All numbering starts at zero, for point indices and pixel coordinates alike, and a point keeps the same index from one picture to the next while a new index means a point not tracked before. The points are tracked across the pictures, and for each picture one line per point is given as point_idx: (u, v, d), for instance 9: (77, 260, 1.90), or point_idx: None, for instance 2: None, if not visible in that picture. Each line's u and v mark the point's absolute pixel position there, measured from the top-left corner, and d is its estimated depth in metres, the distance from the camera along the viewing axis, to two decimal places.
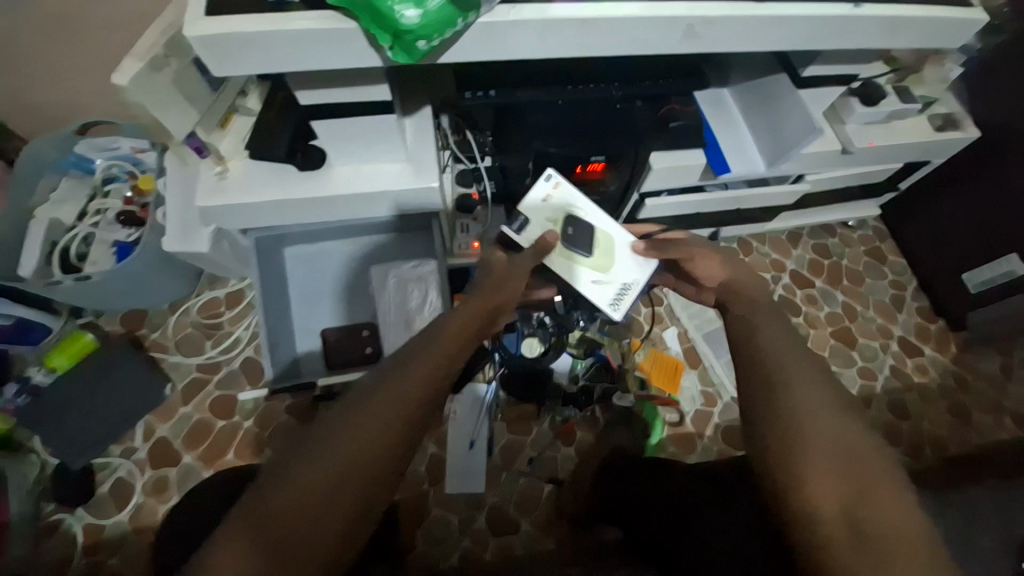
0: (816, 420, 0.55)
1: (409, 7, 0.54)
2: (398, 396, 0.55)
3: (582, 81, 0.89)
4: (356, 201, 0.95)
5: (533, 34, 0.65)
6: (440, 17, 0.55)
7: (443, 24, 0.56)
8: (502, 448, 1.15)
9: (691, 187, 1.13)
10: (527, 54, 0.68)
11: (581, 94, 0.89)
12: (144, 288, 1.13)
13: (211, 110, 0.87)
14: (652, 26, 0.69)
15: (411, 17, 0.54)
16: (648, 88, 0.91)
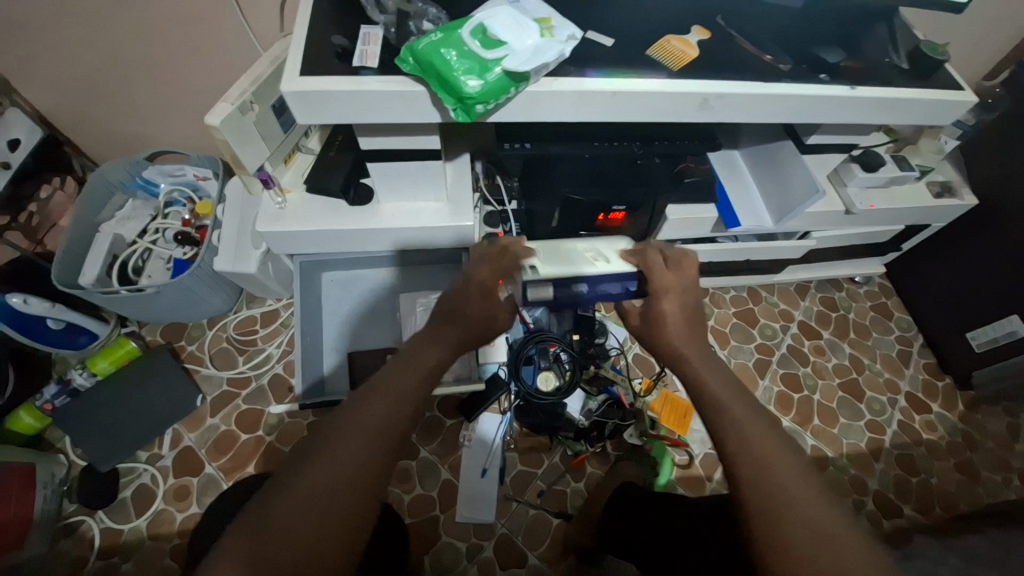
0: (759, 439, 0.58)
1: (471, 79, 0.65)
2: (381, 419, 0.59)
3: (606, 139, 1.00)
4: (399, 234, 1.05)
5: (570, 102, 0.76)
6: (496, 87, 0.66)
7: (499, 92, 0.67)
8: (513, 478, 1.18)
9: (703, 237, 1.22)
10: (563, 117, 0.79)
11: (605, 151, 0.99)
12: (190, 302, 1.20)
13: (278, 147, 1.00)
14: (671, 98, 0.80)
15: (474, 86, 0.65)
16: (666, 148, 1.02)
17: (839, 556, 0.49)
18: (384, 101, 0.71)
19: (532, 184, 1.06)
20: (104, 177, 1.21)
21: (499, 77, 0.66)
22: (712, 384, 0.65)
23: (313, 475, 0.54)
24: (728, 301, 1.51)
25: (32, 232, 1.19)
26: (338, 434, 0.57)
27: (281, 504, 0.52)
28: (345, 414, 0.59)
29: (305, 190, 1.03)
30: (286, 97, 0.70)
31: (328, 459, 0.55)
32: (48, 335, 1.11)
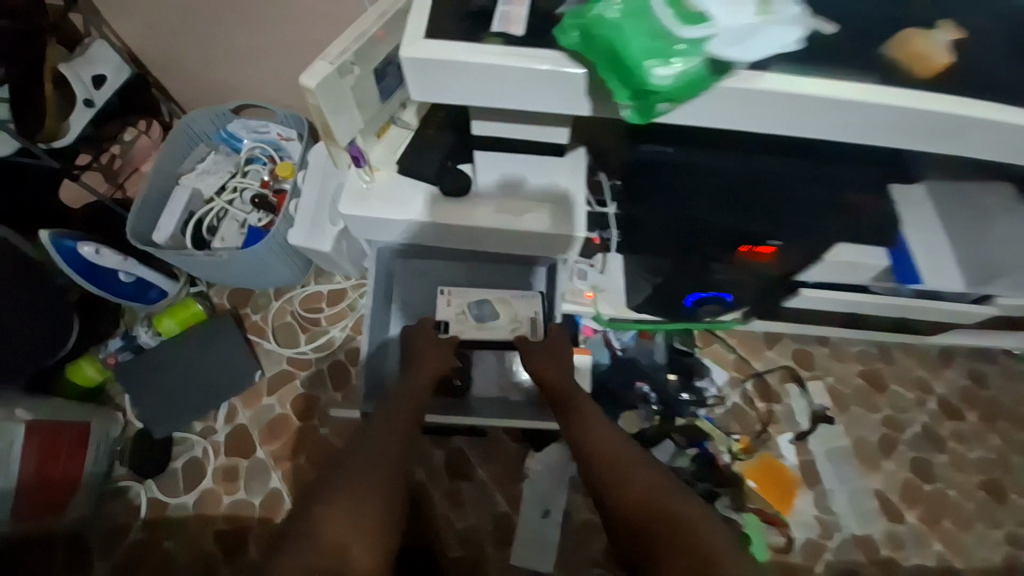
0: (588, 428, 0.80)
1: (659, 65, 0.46)
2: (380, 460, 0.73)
3: (771, 149, 0.78)
4: (492, 237, 0.90)
5: (772, 106, 0.54)
6: (691, 81, 0.47)
7: (690, 88, 0.48)
8: (576, 530, 1.03)
9: (851, 284, 0.98)
10: (754, 127, 0.57)
11: (770, 169, 0.77)
12: (260, 272, 1.13)
13: (374, 118, 0.86)
14: (895, 123, 0.57)
15: (665, 77, 0.47)
16: (846, 175, 0.79)
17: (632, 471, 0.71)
18: (519, 83, 0.55)
19: (656, 196, 0.82)
20: (188, 126, 1.13)
21: (696, 68, 0.47)
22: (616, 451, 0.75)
23: (335, 511, 0.63)
24: (852, 356, 1.25)
25: (113, 174, 1.16)
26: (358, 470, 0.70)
27: (308, 543, 0.60)
28: (355, 457, 0.73)
29: (397, 170, 0.89)
30: (404, 65, 0.55)
31: (344, 498, 0.65)
32: (119, 287, 1.09)
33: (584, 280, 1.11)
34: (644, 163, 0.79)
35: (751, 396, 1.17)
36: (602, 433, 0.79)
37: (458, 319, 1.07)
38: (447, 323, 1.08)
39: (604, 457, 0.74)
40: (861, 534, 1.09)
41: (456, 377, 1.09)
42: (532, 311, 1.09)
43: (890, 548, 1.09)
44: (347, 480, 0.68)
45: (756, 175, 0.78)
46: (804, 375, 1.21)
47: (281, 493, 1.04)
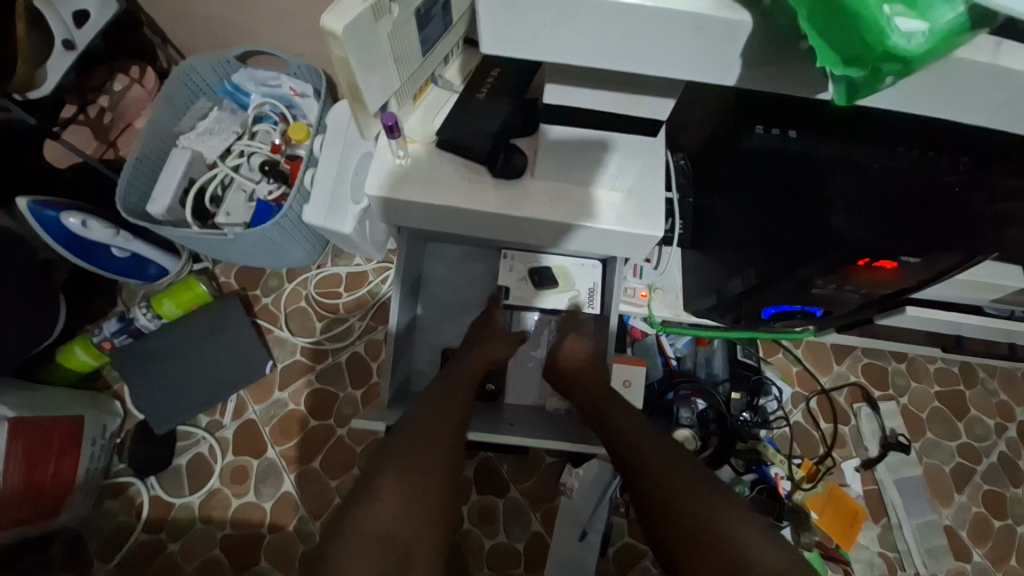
0: (635, 435, 0.66)
1: (909, 17, 0.29)
2: (427, 445, 0.62)
3: (907, 143, 0.69)
4: (548, 230, 0.74)
5: (1000, 93, 0.37)
6: (947, 39, 0.29)
7: (939, 47, 0.30)
8: (617, 551, 0.94)
9: (964, 304, 0.82)
10: (961, 120, 0.40)
11: (910, 168, 0.67)
12: (271, 251, 0.99)
13: (412, 78, 0.68)
14: None
15: (913, 34, 0.29)
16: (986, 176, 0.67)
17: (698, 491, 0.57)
18: (649, 38, 0.37)
19: (780, 189, 0.71)
20: (188, 77, 0.97)
21: (959, 17, 0.29)
22: (687, 468, 0.60)
23: (381, 513, 0.54)
24: (931, 375, 1.10)
25: (103, 131, 1.01)
26: (407, 462, 0.59)
27: (354, 556, 0.50)
28: (401, 436, 0.62)
29: (436, 143, 0.73)
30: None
31: (392, 496, 0.55)
32: (113, 262, 0.96)
33: (640, 278, 0.99)
34: (757, 151, 0.72)
35: (815, 414, 1.05)
36: (648, 434, 0.66)
37: (520, 283, 0.94)
38: (509, 288, 0.94)
39: (666, 468, 0.60)
40: None
41: (490, 380, 0.99)
42: (593, 280, 0.95)
43: None
44: (395, 471, 0.58)
45: (891, 171, 0.68)
46: (877, 394, 1.07)
47: (294, 497, 0.96)
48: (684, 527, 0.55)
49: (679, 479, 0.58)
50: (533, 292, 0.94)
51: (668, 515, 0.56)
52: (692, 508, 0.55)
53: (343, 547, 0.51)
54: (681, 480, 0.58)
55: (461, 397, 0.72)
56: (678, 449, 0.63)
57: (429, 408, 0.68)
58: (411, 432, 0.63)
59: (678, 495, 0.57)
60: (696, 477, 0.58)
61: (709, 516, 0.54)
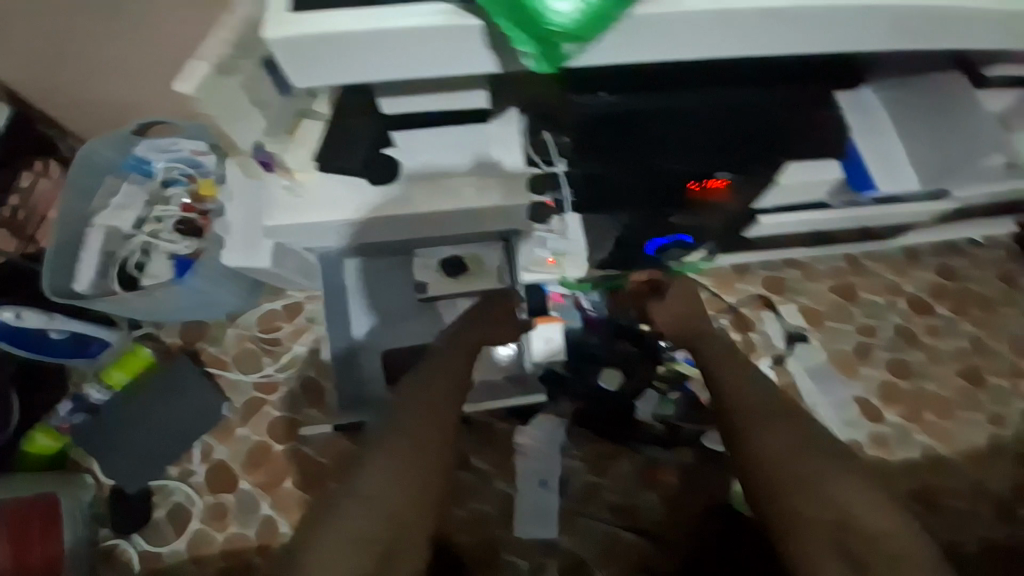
0: (737, 393, 0.71)
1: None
2: (409, 448, 0.68)
3: (724, 77, 0.73)
4: (439, 220, 0.84)
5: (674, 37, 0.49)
6: (593, 16, 0.43)
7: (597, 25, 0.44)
8: (578, 491, 1.04)
9: (811, 203, 0.94)
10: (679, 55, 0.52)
11: (739, 103, 0.73)
12: (202, 303, 1.06)
13: (280, 117, 0.76)
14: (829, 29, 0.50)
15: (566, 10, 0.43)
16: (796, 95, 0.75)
17: (809, 455, 0.61)
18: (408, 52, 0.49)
19: (623, 148, 0.76)
20: (89, 159, 1.02)
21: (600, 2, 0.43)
22: (794, 440, 0.63)
23: (357, 516, 0.61)
24: (824, 273, 1.24)
25: (19, 228, 1.07)
26: (390, 452, 0.67)
27: (343, 533, 0.60)
28: (392, 430, 0.69)
29: (317, 170, 0.79)
30: (264, 36, 0.49)
31: (375, 484, 0.64)
32: (53, 346, 1.01)
33: (546, 247, 1.04)
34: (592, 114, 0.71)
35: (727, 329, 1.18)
36: (752, 390, 0.71)
37: (435, 277, 1.03)
38: (428, 284, 1.04)
39: (783, 435, 0.64)
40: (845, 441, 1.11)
41: None
42: (499, 260, 1.05)
43: (877, 448, 1.12)
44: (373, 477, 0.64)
45: (723, 109, 0.73)
46: (777, 301, 1.21)
47: (276, 519, 1.02)
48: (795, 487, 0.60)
49: (791, 440, 0.63)
50: (449, 282, 1.03)
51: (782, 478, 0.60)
52: (799, 474, 0.60)
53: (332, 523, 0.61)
54: (792, 450, 0.62)
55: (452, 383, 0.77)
56: (790, 422, 0.66)
57: (418, 403, 0.73)
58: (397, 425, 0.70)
59: (793, 465, 0.61)
60: (807, 447, 0.62)
61: (813, 474, 0.59)
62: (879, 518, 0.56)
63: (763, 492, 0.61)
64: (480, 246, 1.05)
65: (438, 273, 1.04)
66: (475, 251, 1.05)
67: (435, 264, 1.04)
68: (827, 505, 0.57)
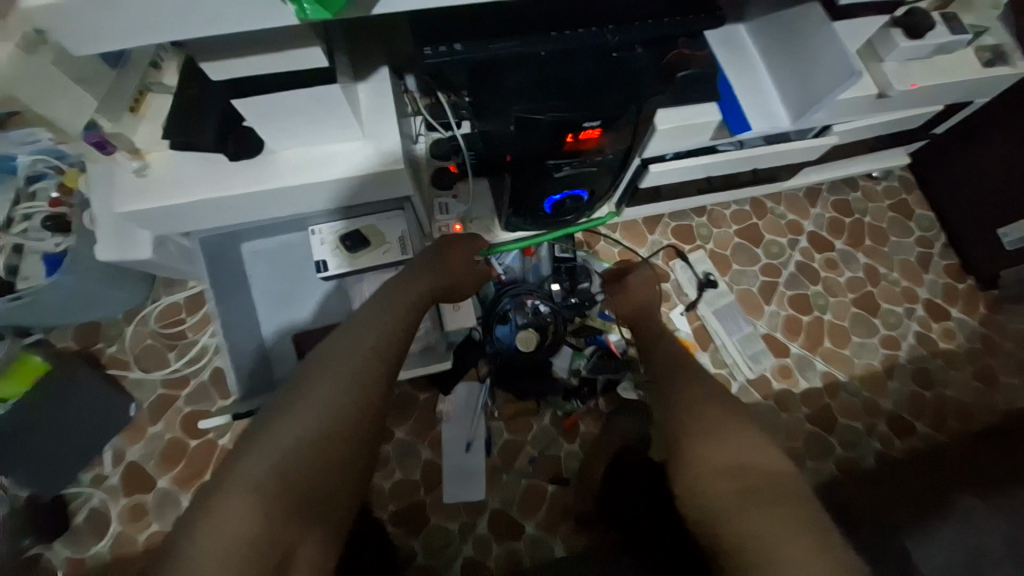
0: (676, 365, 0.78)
1: None
2: (330, 424, 0.62)
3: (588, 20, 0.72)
4: (315, 192, 0.80)
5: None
6: None
7: None
8: (501, 449, 1.07)
9: (699, 147, 0.96)
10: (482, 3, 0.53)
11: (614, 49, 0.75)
12: (87, 301, 1.00)
13: (110, 91, 0.70)
14: None
15: None
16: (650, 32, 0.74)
17: (720, 407, 0.68)
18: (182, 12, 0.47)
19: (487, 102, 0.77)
20: None
21: None
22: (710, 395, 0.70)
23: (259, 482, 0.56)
24: (728, 219, 1.28)
25: None
26: (298, 415, 0.62)
27: (238, 496, 0.55)
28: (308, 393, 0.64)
29: (169, 148, 0.74)
30: (17, 8, 0.45)
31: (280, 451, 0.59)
32: None
33: (449, 213, 1.03)
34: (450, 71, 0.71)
35: None
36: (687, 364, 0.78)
37: (333, 253, 1.01)
38: (326, 262, 1.01)
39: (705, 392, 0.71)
40: (755, 376, 1.17)
41: None
42: (400, 229, 1.03)
43: (782, 380, 1.18)
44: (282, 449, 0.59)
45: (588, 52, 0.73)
46: (686, 249, 1.24)
47: None
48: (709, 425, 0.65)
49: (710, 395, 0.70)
50: (349, 257, 1.01)
51: (694, 422, 0.66)
52: (710, 417, 0.66)
53: (227, 487, 0.56)
54: (704, 401, 0.69)
55: (375, 339, 0.72)
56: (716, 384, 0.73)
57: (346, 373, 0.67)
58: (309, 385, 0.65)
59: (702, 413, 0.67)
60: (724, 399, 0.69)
61: (723, 416, 0.66)
62: (783, 462, 0.61)
63: (681, 428, 0.66)
64: (378, 216, 1.03)
65: (337, 247, 1.01)
66: (374, 221, 1.02)
67: (334, 239, 1.01)
68: (726, 443, 0.62)
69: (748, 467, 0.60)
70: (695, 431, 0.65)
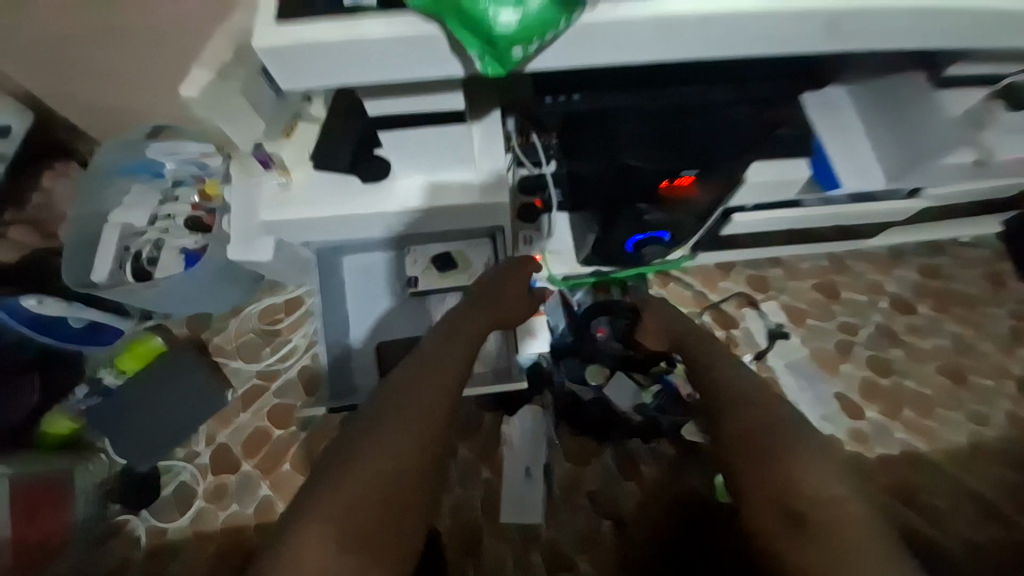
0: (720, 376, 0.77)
1: (506, 10, 0.51)
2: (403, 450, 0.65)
3: (694, 83, 0.79)
4: (425, 217, 0.90)
5: (600, 54, 0.57)
6: (532, 24, 0.51)
7: (541, 30, 0.52)
8: (561, 479, 1.07)
9: (786, 200, 0.98)
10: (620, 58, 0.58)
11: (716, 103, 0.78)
12: (206, 294, 1.13)
13: (274, 118, 0.83)
14: (751, 35, 0.58)
15: (507, 22, 0.51)
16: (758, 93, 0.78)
17: (772, 427, 0.65)
18: (354, 42, 0.53)
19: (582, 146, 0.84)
20: (102, 163, 1.08)
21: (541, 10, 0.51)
22: (760, 422, 0.67)
23: (344, 509, 0.60)
24: (806, 273, 1.28)
25: (40, 224, 1.14)
26: (371, 442, 0.64)
27: (316, 529, 0.58)
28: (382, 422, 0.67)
29: (312, 166, 0.86)
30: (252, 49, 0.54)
31: (344, 496, 0.61)
32: (70, 334, 1.08)
33: (532, 246, 1.11)
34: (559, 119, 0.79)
35: (710, 326, 1.21)
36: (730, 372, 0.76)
37: (426, 272, 1.09)
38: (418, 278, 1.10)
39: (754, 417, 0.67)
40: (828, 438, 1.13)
41: None
42: (487, 256, 1.09)
43: (855, 444, 1.14)
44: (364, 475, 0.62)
45: (682, 108, 0.80)
46: (760, 299, 1.24)
47: (274, 499, 1.08)
48: (760, 451, 0.63)
49: (757, 415, 0.67)
50: (439, 277, 1.09)
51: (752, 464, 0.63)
52: (761, 441, 0.64)
53: (308, 522, 0.59)
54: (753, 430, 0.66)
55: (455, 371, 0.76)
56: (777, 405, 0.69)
57: (412, 398, 0.70)
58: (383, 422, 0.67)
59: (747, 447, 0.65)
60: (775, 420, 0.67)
61: (776, 436, 0.64)
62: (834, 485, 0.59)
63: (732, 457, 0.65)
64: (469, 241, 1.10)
65: (431, 267, 1.09)
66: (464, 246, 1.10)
67: (426, 260, 1.10)
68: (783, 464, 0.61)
69: (793, 491, 0.59)
70: (754, 468, 0.63)
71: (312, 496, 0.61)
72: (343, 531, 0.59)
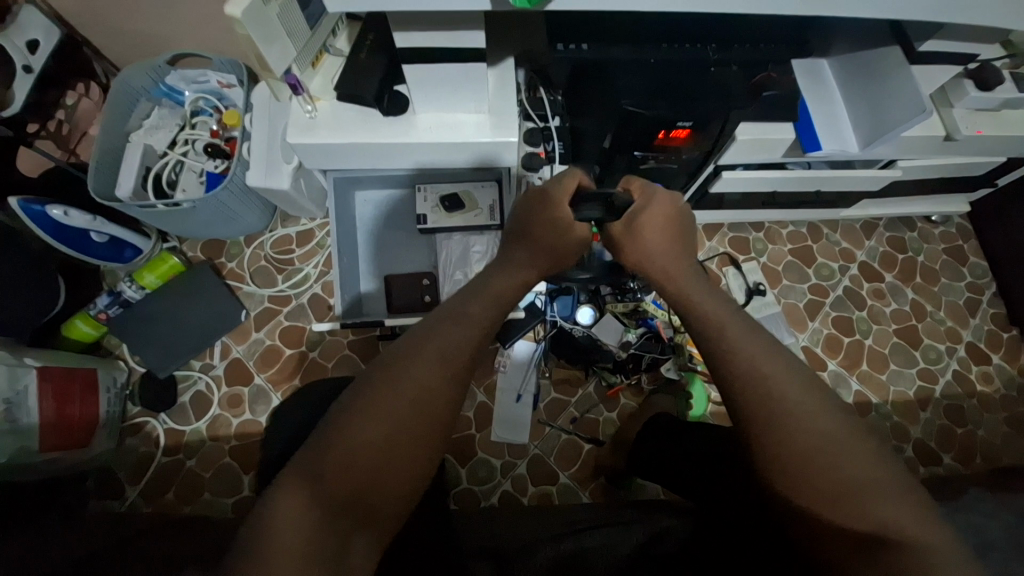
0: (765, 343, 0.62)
1: None
2: (391, 424, 0.57)
3: (694, 40, 0.85)
4: (439, 149, 0.95)
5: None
6: None
7: None
8: (547, 404, 1.19)
9: (771, 162, 1.09)
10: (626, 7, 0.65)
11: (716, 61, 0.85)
12: (225, 218, 1.18)
13: (305, 47, 0.88)
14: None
15: None
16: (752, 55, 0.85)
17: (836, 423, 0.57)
18: None
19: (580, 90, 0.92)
20: (126, 84, 1.12)
21: None
22: (755, 373, 0.60)
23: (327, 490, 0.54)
24: (785, 237, 1.38)
25: (63, 141, 1.19)
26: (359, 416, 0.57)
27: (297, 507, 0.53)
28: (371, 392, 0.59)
29: (336, 98, 0.93)
30: None
31: (324, 475, 0.55)
32: (94, 246, 1.13)
33: None
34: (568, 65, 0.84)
35: None
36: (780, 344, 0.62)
37: (434, 210, 1.15)
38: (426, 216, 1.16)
39: (745, 363, 0.60)
40: None
41: (427, 293, 1.19)
42: (492, 198, 1.17)
43: None
44: (344, 455, 0.56)
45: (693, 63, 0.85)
46: (741, 259, 1.35)
47: None
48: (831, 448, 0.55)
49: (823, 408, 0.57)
50: (447, 216, 1.15)
51: (753, 423, 0.58)
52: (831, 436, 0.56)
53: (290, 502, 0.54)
54: (746, 380, 0.60)
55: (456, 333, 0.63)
56: (758, 337, 0.64)
57: (403, 367, 0.60)
58: (367, 401, 0.58)
59: (741, 401, 0.59)
60: (764, 359, 0.61)
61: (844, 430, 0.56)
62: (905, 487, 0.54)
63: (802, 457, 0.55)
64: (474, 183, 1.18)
65: (439, 207, 1.16)
66: (471, 187, 1.17)
67: (436, 199, 1.17)
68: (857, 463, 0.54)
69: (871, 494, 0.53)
70: (762, 427, 0.58)
71: (295, 468, 0.56)
72: (324, 504, 0.54)
